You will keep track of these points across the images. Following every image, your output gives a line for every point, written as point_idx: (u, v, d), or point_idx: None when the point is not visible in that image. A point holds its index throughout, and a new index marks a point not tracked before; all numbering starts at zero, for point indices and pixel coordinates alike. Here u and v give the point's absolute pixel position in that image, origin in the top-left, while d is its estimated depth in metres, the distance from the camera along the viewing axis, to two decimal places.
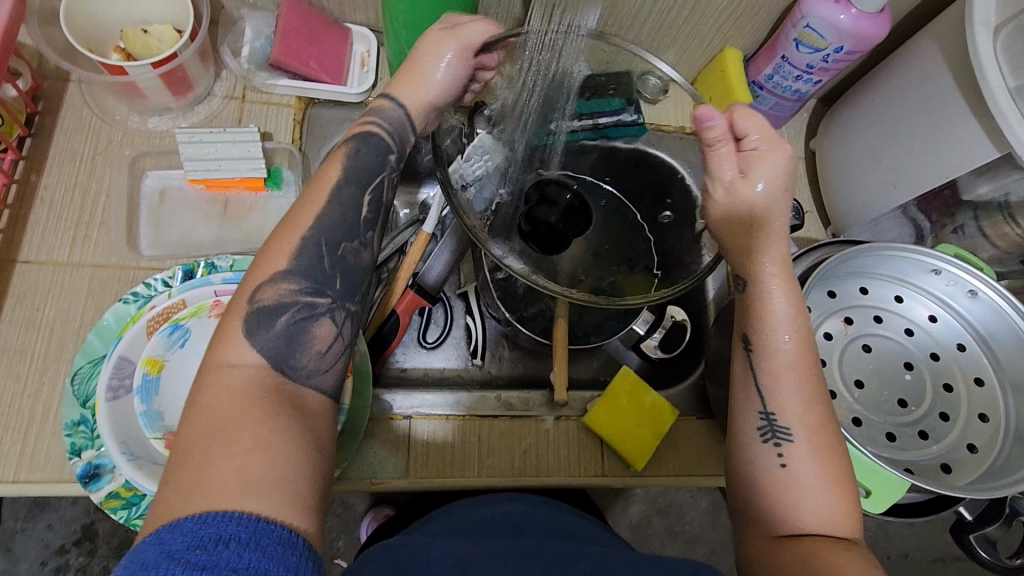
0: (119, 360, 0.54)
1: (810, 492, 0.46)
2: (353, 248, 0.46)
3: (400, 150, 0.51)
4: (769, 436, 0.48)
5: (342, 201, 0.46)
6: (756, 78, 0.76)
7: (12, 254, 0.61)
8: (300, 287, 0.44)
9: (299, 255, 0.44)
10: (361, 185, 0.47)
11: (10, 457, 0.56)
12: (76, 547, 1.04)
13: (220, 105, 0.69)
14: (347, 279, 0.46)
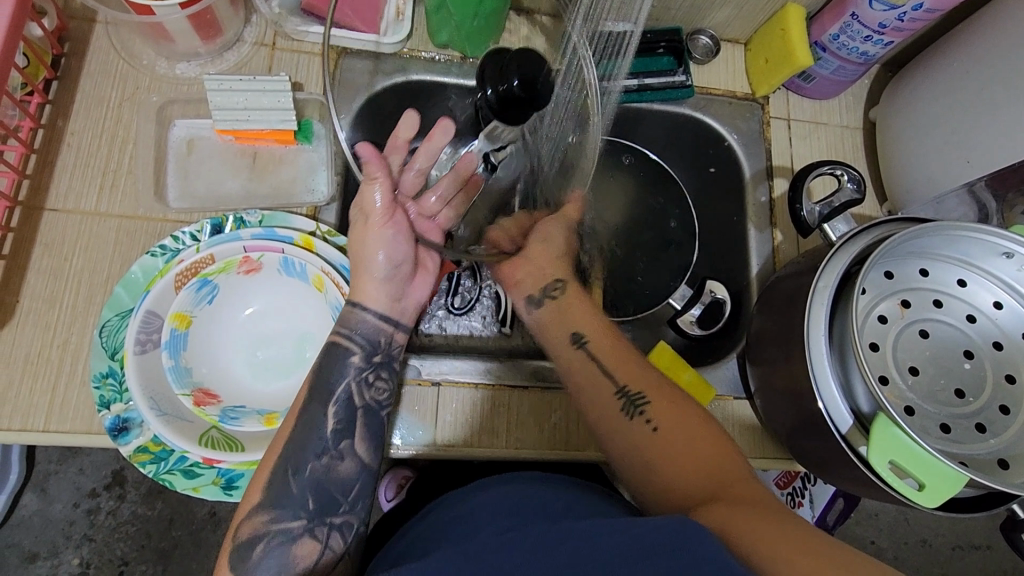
0: (146, 315, 0.52)
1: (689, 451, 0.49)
2: (324, 466, 0.50)
3: (369, 352, 0.54)
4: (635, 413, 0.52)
5: (313, 422, 0.51)
6: (819, 39, 0.71)
7: (39, 201, 0.60)
8: (277, 517, 0.47)
9: (270, 489, 0.48)
10: (324, 403, 0.51)
11: (42, 405, 0.55)
12: (107, 491, 1.07)
13: (249, 52, 0.66)
14: (319, 498, 0.49)
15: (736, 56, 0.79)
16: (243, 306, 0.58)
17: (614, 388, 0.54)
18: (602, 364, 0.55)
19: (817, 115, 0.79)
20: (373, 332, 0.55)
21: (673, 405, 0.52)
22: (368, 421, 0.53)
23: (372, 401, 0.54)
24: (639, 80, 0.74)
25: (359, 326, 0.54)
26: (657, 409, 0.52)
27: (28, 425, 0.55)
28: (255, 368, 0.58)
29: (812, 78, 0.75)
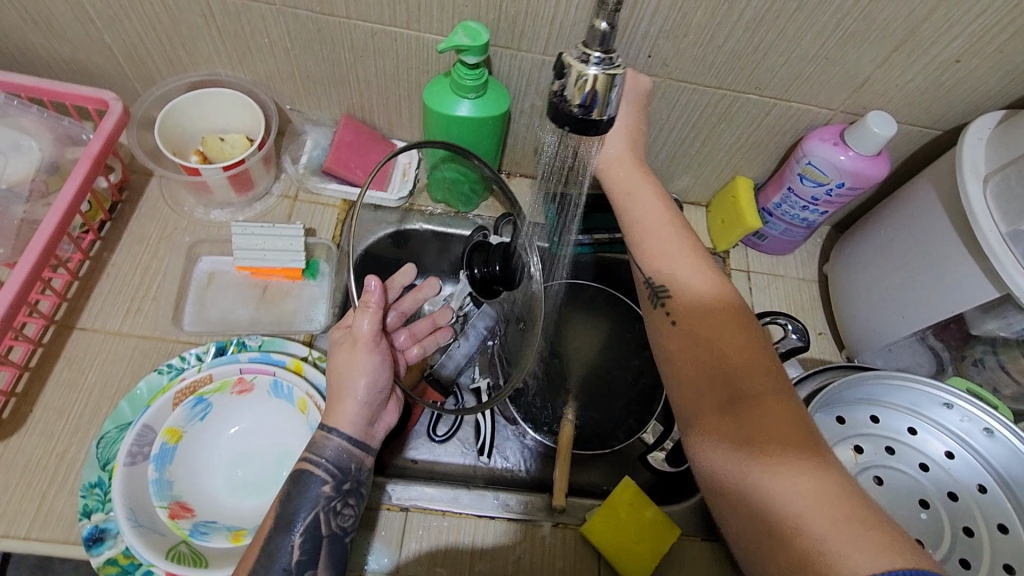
0: (142, 428, 0.58)
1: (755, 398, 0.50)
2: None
3: (339, 480, 0.56)
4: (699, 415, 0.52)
5: (277, 551, 0.52)
6: (765, 206, 0.82)
7: (72, 320, 0.68)
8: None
9: None
10: (289, 532, 0.53)
11: (28, 512, 0.59)
12: None
13: (274, 203, 0.78)
14: None
15: (698, 217, 0.90)
16: (230, 424, 0.63)
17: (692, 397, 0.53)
18: (676, 354, 0.56)
19: (774, 268, 0.88)
20: (339, 456, 0.56)
21: (740, 393, 0.51)
22: (332, 550, 0.54)
23: (338, 529, 0.55)
24: (610, 234, 0.84)
25: (327, 451, 0.56)
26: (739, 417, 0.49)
27: (11, 532, 0.58)
28: (231, 485, 0.61)
29: (765, 237, 0.85)
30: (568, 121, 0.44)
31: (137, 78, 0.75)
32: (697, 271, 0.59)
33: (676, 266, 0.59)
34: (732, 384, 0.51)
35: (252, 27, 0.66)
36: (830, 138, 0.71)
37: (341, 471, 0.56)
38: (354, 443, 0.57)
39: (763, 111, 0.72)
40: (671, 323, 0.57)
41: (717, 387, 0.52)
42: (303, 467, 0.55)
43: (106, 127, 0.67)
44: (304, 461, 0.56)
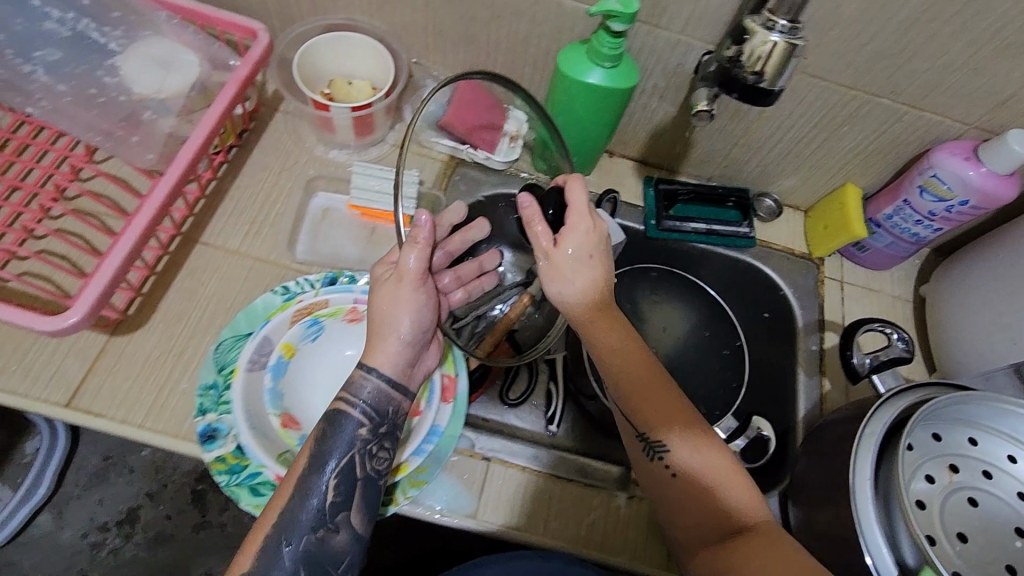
0: (262, 339, 0.61)
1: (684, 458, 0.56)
2: (319, 537, 0.53)
3: (376, 423, 0.57)
4: (652, 454, 0.57)
5: (309, 487, 0.54)
6: (875, 216, 0.80)
7: (196, 234, 0.72)
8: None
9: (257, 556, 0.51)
10: (324, 473, 0.54)
11: (145, 402, 0.62)
12: None
13: (389, 150, 0.81)
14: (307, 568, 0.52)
15: (796, 220, 0.89)
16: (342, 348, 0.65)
17: (637, 437, 0.59)
18: (620, 401, 0.59)
19: (869, 282, 0.86)
20: (375, 398, 0.57)
21: (676, 427, 0.57)
22: (365, 491, 0.56)
23: (372, 471, 0.57)
24: (708, 225, 0.84)
25: (364, 391, 0.57)
26: (676, 459, 0.56)
27: (128, 418, 0.62)
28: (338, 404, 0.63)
29: (866, 248, 0.83)
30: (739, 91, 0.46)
31: (278, 16, 0.79)
32: (578, 279, 0.59)
33: (564, 279, 0.59)
34: (673, 422, 0.57)
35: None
36: (961, 153, 0.69)
37: (374, 411, 0.57)
38: (393, 382, 0.58)
39: (892, 117, 0.71)
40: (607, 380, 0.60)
41: (665, 421, 0.57)
42: (336, 407, 0.57)
43: (254, 55, 0.69)
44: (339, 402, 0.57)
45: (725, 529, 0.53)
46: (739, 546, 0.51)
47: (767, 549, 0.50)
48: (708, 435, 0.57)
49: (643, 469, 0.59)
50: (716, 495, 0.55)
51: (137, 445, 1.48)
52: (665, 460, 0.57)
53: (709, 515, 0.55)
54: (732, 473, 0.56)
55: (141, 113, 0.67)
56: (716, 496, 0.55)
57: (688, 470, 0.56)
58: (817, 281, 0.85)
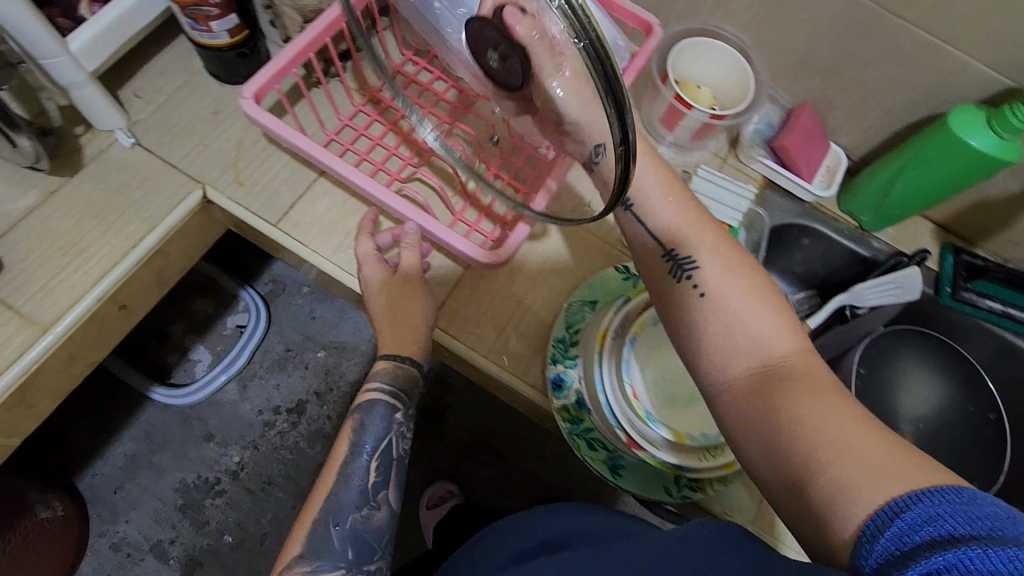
0: (625, 313, 0.65)
1: (755, 320, 0.49)
2: (363, 517, 0.56)
3: (397, 406, 0.62)
4: (679, 274, 0.53)
5: (354, 474, 0.58)
6: None
7: None
8: (317, 566, 0.53)
9: (310, 542, 0.54)
10: (367, 457, 0.59)
11: (490, 337, 0.72)
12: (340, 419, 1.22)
13: (709, 158, 0.85)
14: (356, 551, 0.55)
15: None
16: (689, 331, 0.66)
17: (662, 253, 0.55)
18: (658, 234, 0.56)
19: None
20: (405, 382, 0.62)
21: (733, 270, 0.52)
22: (398, 473, 0.60)
23: (401, 451, 0.61)
24: (1004, 306, 0.83)
25: (389, 377, 0.62)
26: (707, 276, 0.52)
27: (475, 347, 0.71)
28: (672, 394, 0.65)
29: None
30: None
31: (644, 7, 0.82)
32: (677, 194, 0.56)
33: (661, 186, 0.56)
34: (720, 257, 0.53)
35: (802, 2, 0.69)
36: None
37: (411, 393, 0.63)
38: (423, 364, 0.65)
39: None
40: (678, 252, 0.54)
41: (714, 247, 0.54)
42: (367, 396, 0.61)
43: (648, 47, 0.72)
44: (369, 390, 0.62)
45: (761, 371, 0.47)
46: (797, 388, 0.45)
47: (810, 393, 0.44)
48: (759, 276, 0.52)
49: (668, 293, 0.54)
50: (750, 330, 0.49)
51: (315, 342, 1.38)
52: (695, 280, 0.52)
53: (738, 348, 0.48)
54: (784, 321, 0.49)
55: None
56: (751, 330, 0.49)
57: (727, 296, 0.51)
58: None
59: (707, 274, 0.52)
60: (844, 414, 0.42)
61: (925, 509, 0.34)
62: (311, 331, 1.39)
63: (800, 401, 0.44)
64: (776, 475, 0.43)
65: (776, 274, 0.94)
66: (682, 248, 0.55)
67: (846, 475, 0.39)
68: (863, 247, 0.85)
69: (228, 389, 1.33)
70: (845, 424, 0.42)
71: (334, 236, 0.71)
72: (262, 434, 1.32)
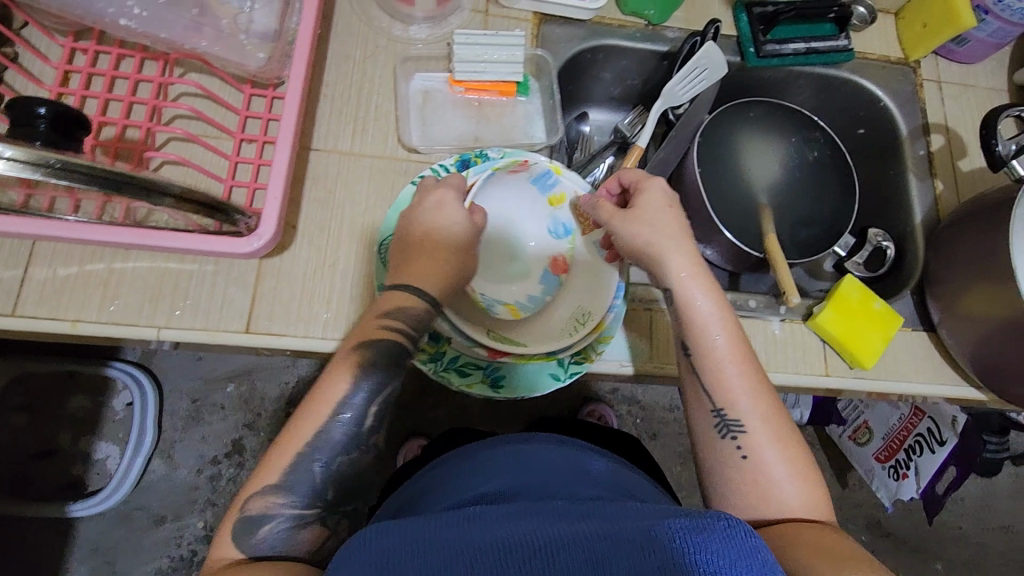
0: None
1: (783, 481, 0.49)
2: (348, 459, 0.49)
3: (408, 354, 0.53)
4: (724, 432, 0.52)
5: (351, 406, 0.50)
6: (982, 2, 0.76)
7: (305, 141, 0.68)
8: (288, 499, 0.47)
9: (291, 469, 0.48)
10: (369, 398, 0.50)
11: (319, 317, 0.62)
12: (230, 458, 1.20)
13: (468, 18, 0.75)
14: (337, 491, 0.49)
15: (888, 25, 0.85)
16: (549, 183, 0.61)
17: (709, 407, 0.53)
18: (708, 379, 0.53)
19: (964, 78, 0.85)
20: (419, 318, 0.53)
21: (774, 428, 0.51)
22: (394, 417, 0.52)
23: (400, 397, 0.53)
24: (806, 44, 0.81)
25: (408, 315, 0.53)
26: (751, 439, 0.51)
27: (308, 332, 0.62)
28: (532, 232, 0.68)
29: (966, 42, 0.81)
30: None
31: None
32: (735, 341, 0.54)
33: (713, 332, 0.54)
34: (769, 423, 0.52)
35: None
36: None
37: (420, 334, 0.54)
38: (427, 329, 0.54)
39: None
40: (716, 410, 0.52)
41: (767, 418, 0.52)
42: (375, 332, 0.52)
43: None
44: (381, 323, 0.53)
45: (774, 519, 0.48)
46: (798, 536, 0.46)
47: (822, 539, 0.45)
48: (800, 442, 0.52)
49: (710, 449, 0.52)
50: (778, 493, 0.49)
51: (219, 378, 1.23)
52: (740, 442, 0.51)
53: (762, 499, 0.49)
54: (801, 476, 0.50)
55: (220, 11, 0.62)
56: (776, 482, 0.49)
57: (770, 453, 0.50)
58: (914, 87, 0.84)
59: (752, 438, 0.51)
60: (839, 543, 0.45)
61: None
62: (204, 372, 1.23)
63: (805, 545, 0.45)
64: None
65: (598, 107, 0.91)
66: (731, 404, 0.52)
67: None
68: (659, 42, 0.80)
69: (152, 469, 1.18)
70: (846, 554, 0.43)
71: (92, 294, 0.60)
72: (212, 489, 1.19)
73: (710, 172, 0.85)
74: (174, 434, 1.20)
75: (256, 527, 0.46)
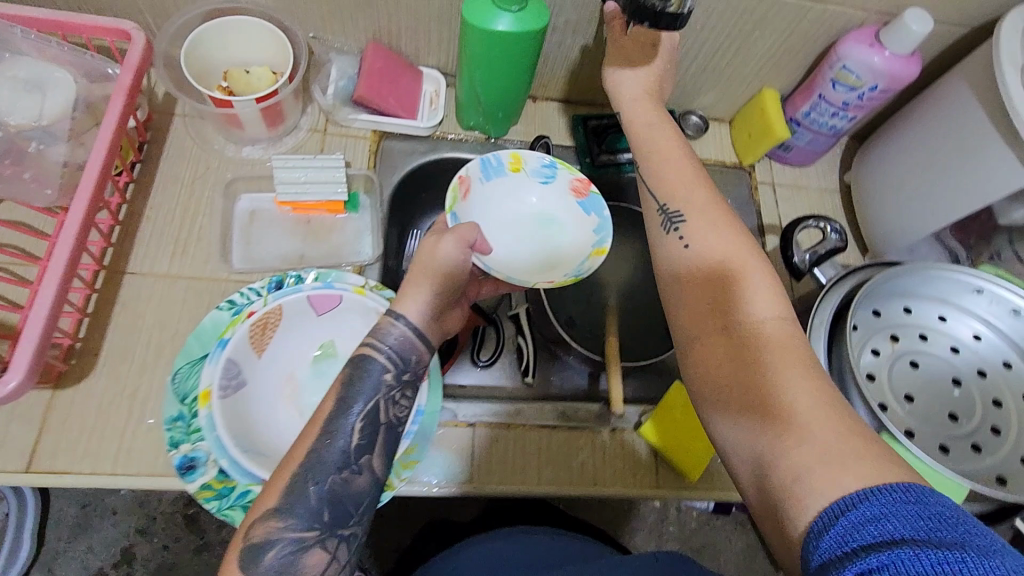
0: (227, 361, 0.57)
1: (746, 304, 0.51)
2: (342, 479, 0.47)
3: (399, 370, 0.52)
4: (668, 227, 0.58)
5: (341, 430, 0.48)
6: (794, 116, 0.82)
7: (121, 265, 0.67)
8: (290, 524, 0.45)
9: (293, 497, 0.45)
10: (348, 412, 0.49)
11: (110, 450, 0.60)
12: (114, 569, 1.08)
13: (305, 137, 0.77)
14: (333, 510, 0.46)
15: (722, 132, 0.91)
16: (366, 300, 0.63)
17: (656, 207, 0.60)
18: (693, 270, 0.55)
19: (797, 180, 0.89)
20: (402, 345, 0.52)
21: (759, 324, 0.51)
22: (387, 439, 0.51)
23: (394, 419, 0.51)
24: None
25: (390, 337, 0.52)
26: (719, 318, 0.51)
27: (97, 468, 0.60)
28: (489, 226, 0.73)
29: (790, 148, 0.86)
30: (646, 17, 0.45)
31: (149, 11, 0.70)
32: (721, 232, 0.56)
33: (694, 226, 0.57)
34: (761, 263, 0.53)
35: None
36: (865, 40, 0.70)
37: (398, 352, 0.52)
38: (417, 333, 0.53)
39: (801, 15, 0.71)
40: (683, 245, 0.56)
41: (714, 218, 0.57)
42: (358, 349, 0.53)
43: (132, 58, 0.62)
44: (363, 344, 0.52)
45: (739, 339, 0.50)
46: (774, 360, 0.47)
47: (781, 362, 0.47)
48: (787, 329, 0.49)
49: (679, 324, 0.54)
50: (744, 305, 0.51)
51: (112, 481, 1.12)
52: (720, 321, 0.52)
53: (708, 291, 0.53)
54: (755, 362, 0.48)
55: (21, 148, 0.63)
56: (748, 300, 0.51)
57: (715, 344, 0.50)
58: (750, 190, 0.87)
59: (691, 226, 0.57)
60: (810, 378, 0.46)
61: (871, 508, 0.36)
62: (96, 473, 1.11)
63: (783, 371, 0.47)
64: (766, 510, 0.43)
65: None
66: (673, 201, 0.59)
67: (806, 461, 0.41)
68: None
69: None
70: (806, 390, 0.45)
71: None
72: None
73: (609, 252, 0.87)
74: (58, 543, 1.08)
75: (261, 557, 0.44)
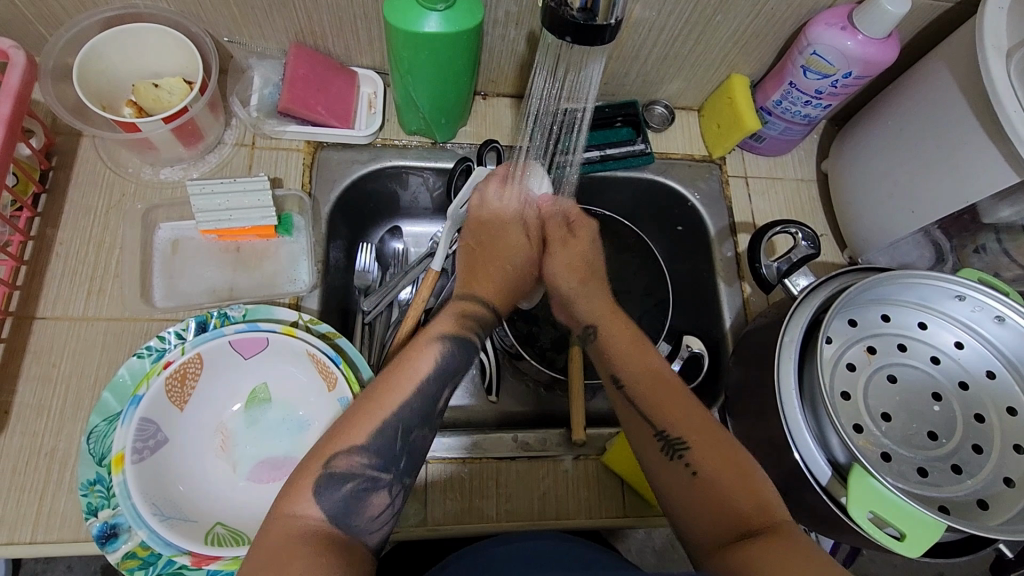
0: (141, 422, 0.53)
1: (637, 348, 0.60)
2: (423, 436, 0.50)
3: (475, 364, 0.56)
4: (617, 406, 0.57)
5: (426, 391, 0.51)
6: (764, 105, 0.75)
7: (30, 310, 0.62)
8: (370, 462, 0.48)
9: (377, 433, 0.48)
10: (444, 383, 0.53)
11: (28, 517, 0.56)
12: None
13: (230, 153, 0.71)
14: (409, 460, 0.49)
15: (691, 122, 0.84)
16: (293, 344, 0.58)
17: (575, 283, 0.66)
18: (643, 406, 0.55)
19: (772, 170, 0.83)
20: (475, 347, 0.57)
21: (714, 447, 0.52)
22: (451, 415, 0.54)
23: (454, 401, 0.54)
24: (601, 150, 0.78)
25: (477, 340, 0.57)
26: (700, 454, 0.51)
27: (14, 538, 0.55)
28: None
29: (762, 138, 0.79)
30: (569, 29, 0.45)
31: (38, 20, 0.63)
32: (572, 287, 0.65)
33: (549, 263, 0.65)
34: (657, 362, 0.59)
35: None
36: (836, 23, 0.64)
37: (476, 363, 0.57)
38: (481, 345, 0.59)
39: None
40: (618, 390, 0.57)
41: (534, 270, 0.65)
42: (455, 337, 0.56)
43: (11, 82, 0.57)
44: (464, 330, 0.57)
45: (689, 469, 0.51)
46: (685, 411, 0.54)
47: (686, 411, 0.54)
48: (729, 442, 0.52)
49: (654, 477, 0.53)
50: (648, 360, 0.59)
51: None
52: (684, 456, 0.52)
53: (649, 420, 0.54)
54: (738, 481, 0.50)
55: None
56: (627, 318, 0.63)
57: (713, 470, 0.50)
58: (721, 185, 0.81)
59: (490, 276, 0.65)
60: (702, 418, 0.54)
61: None
62: None
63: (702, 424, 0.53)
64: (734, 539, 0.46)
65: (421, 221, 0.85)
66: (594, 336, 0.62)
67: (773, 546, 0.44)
68: (444, 159, 0.76)
69: None
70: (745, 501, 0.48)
71: None
72: None
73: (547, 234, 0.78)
74: (35, 564, 1.03)
75: (341, 484, 0.46)
